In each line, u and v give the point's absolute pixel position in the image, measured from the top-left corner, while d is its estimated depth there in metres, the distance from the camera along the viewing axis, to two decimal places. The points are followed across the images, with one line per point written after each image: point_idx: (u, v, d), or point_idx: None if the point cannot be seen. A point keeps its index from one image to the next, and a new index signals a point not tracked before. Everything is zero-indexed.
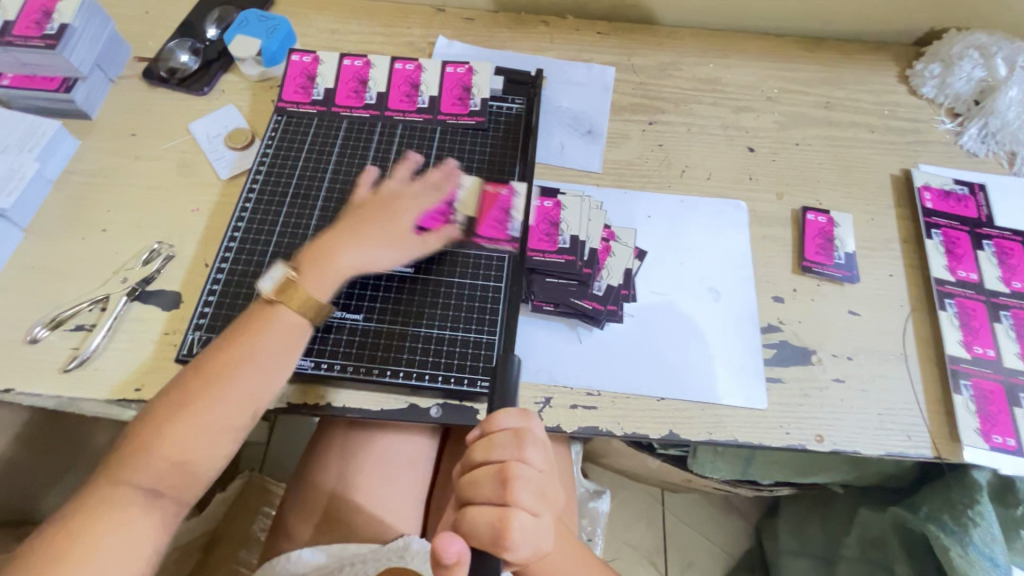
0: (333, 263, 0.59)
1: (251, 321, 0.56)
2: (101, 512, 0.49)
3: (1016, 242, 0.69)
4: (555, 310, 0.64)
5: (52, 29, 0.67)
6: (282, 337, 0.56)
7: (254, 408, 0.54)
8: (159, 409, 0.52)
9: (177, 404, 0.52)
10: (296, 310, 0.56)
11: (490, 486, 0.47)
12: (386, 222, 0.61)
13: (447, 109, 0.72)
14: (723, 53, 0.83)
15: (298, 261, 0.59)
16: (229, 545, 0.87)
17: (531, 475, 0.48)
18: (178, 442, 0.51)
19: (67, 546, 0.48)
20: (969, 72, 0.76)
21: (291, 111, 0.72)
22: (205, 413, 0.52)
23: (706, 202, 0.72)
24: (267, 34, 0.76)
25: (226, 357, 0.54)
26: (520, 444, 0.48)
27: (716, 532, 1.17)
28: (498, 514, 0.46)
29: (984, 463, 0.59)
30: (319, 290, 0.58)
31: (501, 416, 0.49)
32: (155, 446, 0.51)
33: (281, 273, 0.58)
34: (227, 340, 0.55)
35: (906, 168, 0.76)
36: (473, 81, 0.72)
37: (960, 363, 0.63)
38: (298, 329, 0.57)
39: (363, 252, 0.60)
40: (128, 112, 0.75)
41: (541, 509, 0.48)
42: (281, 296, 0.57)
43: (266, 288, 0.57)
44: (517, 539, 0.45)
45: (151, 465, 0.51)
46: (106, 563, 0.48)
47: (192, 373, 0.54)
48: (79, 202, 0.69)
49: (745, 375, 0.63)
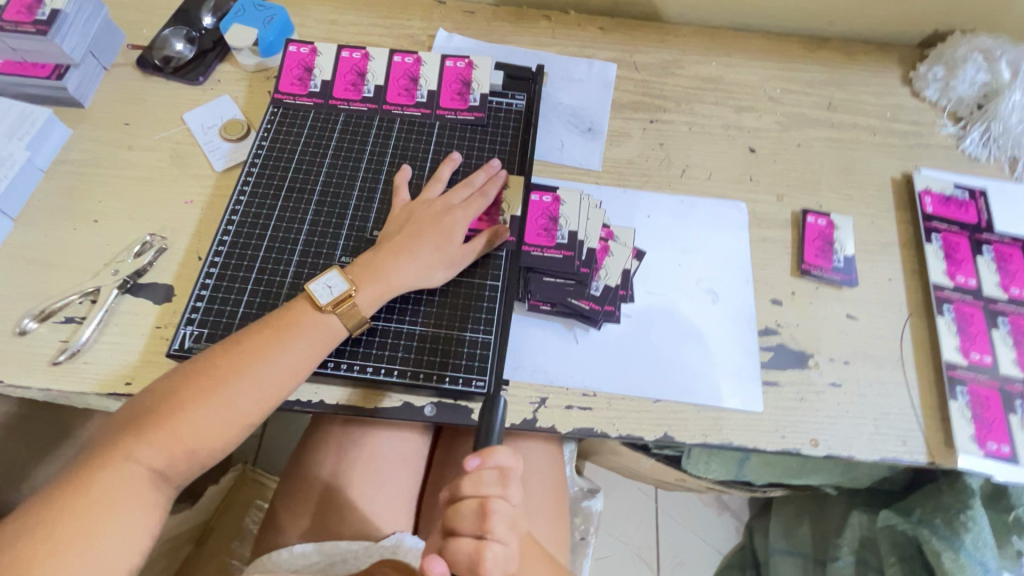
0: (385, 277, 0.58)
1: (290, 317, 0.56)
2: (106, 492, 0.47)
3: (1016, 248, 0.68)
4: (552, 309, 0.63)
5: (44, 15, 0.66)
6: (320, 336, 0.55)
7: (253, 402, 0.53)
8: (176, 391, 0.51)
9: (199, 387, 0.52)
10: (342, 320, 0.56)
11: (471, 519, 0.49)
12: (440, 233, 0.61)
13: (446, 104, 0.71)
14: (725, 52, 0.82)
15: (352, 271, 0.59)
16: (220, 540, 0.89)
17: (507, 509, 0.50)
18: (194, 425, 0.51)
19: (63, 527, 0.45)
20: (973, 76, 0.75)
21: (288, 102, 0.70)
22: (226, 400, 0.52)
23: (706, 202, 0.72)
24: (264, 24, 0.75)
25: (250, 347, 0.54)
26: (504, 482, 0.50)
27: (707, 531, 1.18)
28: (475, 547, 0.48)
29: (978, 470, 0.59)
30: (370, 301, 0.57)
31: (496, 452, 0.50)
32: (170, 428, 0.50)
33: (337, 280, 0.57)
34: (260, 331, 0.55)
35: (907, 172, 0.75)
36: (473, 76, 0.71)
37: (957, 369, 0.62)
38: (338, 335, 0.56)
39: (411, 267, 0.59)
40: (121, 101, 0.73)
41: (512, 540, 0.50)
42: (335, 307, 0.56)
43: (318, 296, 0.57)
44: (489, 568, 0.48)
45: (164, 447, 0.50)
46: (111, 540, 0.47)
47: (214, 359, 0.53)
48: (70, 192, 0.67)
49: (743, 378, 0.62)
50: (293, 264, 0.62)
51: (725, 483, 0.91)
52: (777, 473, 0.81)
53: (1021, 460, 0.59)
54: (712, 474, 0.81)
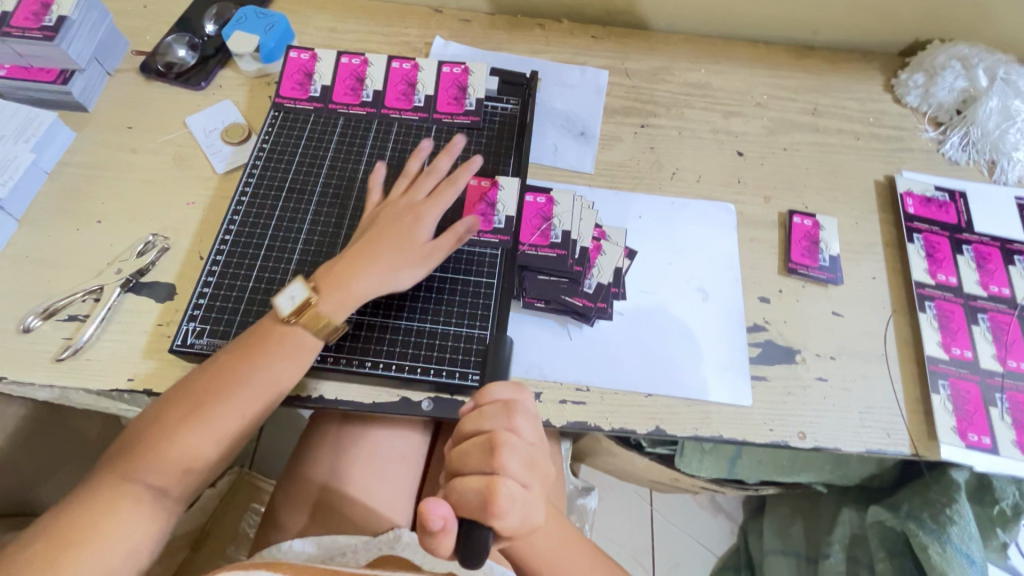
0: (347, 285, 0.58)
1: (274, 322, 0.57)
2: (107, 509, 0.50)
3: (994, 247, 0.71)
4: (546, 307, 0.65)
5: (51, 21, 0.67)
6: (305, 340, 0.57)
7: (240, 418, 0.54)
8: (164, 416, 0.53)
9: (185, 411, 0.53)
10: (310, 329, 0.57)
11: (480, 455, 0.48)
12: (403, 233, 0.61)
13: (442, 108, 0.73)
14: (713, 59, 0.85)
15: (314, 280, 0.59)
16: (216, 542, 0.88)
17: (519, 445, 0.49)
18: (185, 445, 0.52)
19: (67, 544, 0.48)
20: (952, 82, 0.78)
21: (288, 107, 0.72)
22: (221, 406, 0.54)
23: (695, 204, 0.74)
24: (265, 31, 0.77)
25: (243, 355, 0.55)
26: (510, 413, 0.49)
27: (702, 532, 1.19)
28: (486, 481, 0.46)
29: (961, 461, 0.61)
30: (333, 308, 0.58)
31: (494, 387, 0.51)
32: (162, 451, 0.52)
33: (299, 291, 0.58)
34: (240, 349, 0.56)
35: (889, 175, 0.78)
36: (469, 81, 0.73)
37: (939, 364, 0.64)
38: (312, 347, 0.57)
39: (377, 271, 0.59)
40: (125, 106, 0.75)
41: (528, 481, 0.48)
42: (297, 316, 0.57)
43: (281, 308, 0.57)
44: (504, 505, 0.46)
45: (159, 469, 0.52)
46: (118, 546, 0.49)
47: (198, 381, 0.54)
48: (74, 194, 0.69)
49: (732, 373, 0.64)
50: (293, 263, 0.64)
51: (717, 482, 0.92)
52: (768, 470, 0.83)
53: (1001, 451, 0.61)
54: (704, 472, 0.83)
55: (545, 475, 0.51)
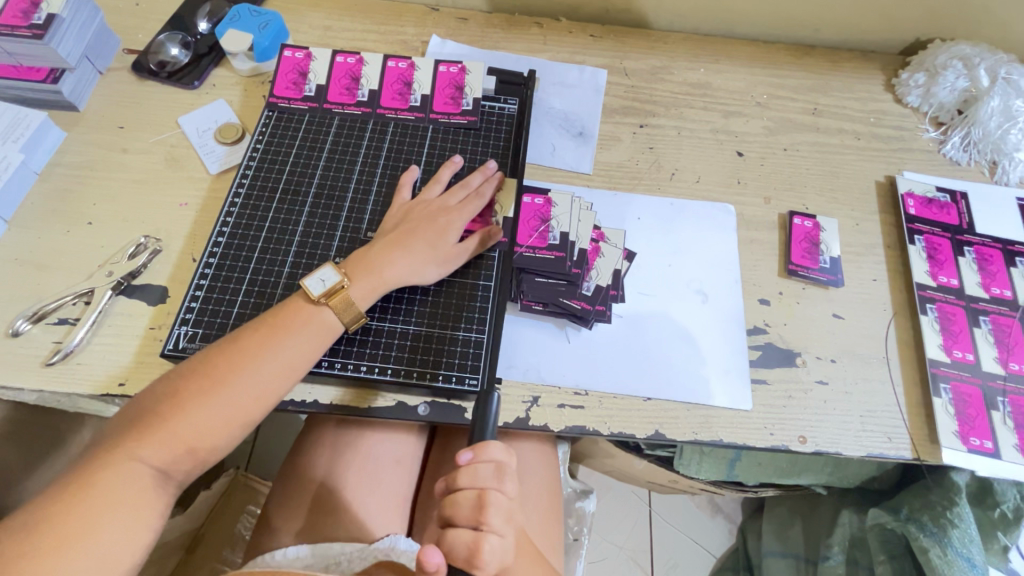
0: (379, 271, 0.59)
1: (287, 313, 0.56)
2: (107, 488, 0.47)
3: (996, 249, 0.70)
4: (544, 309, 0.64)
5: (40, 19, 0.66)
6: (316, 334, 0.56)
7: (252, 400, 0.53)
8: (176, 391, 0.51)
9: (197, 387, 0.52)
10: (338, 314, 0.57)
11: (468, 509, 0.48)
12: (435, 232, 0.62)
13: (439, 108, 0.72)
14: (713, 58, 0.84)
15: (346, 266, 0.59)
16: (211, 544, 0.89)
17: (504, 503, 0.49)
18: (195, 424, 0.51)
19: (63, 524, 0.45)
20: (953, 82, 0.77)
21: (283, 106, 0.71)
22: (227, 399, 0.52)
23: (695, 205, 0.73)
24: (259, 30, 0.76)
25: (249, 347, 0.54)
26: (501, 477, 0.49)
27: (700, 533, 1.19)
28: (473, 537, 0.47)
29: (962, 465, 0.60)
30: (363, 295, 0.58)
31: (490, 446, 0.50)
32: (171, 427, 0.50)
33: (330, 274, 0.58)
34: (258, 327, 0.55)
35: (890, 175, 0.77)
36: (465, 81, 0.73)
37: (940, 367, 0.64)
38: (334, 330, 0.57)
39: (406, 262, 0.60)
40: (116, 105, 0.74)
41: (508, 533, 0.50)
42: (327, 299, 0.57)
43: (312, 289, 0.57)
44: (487, 560, 0.47)
45: (164, 446, 0.50)
46: (113, 537, 0.47)
47: (213, 358, 0.53)
48: (64, 195, 0.68)
49: (733, 377, 0.63)
50: (287, 265, 0.63)
51: (716, 483, 0.92)
52: (767, 473, 0.83)
53: (1004, 455, 0.60)
54: (702, 474, 0.83)
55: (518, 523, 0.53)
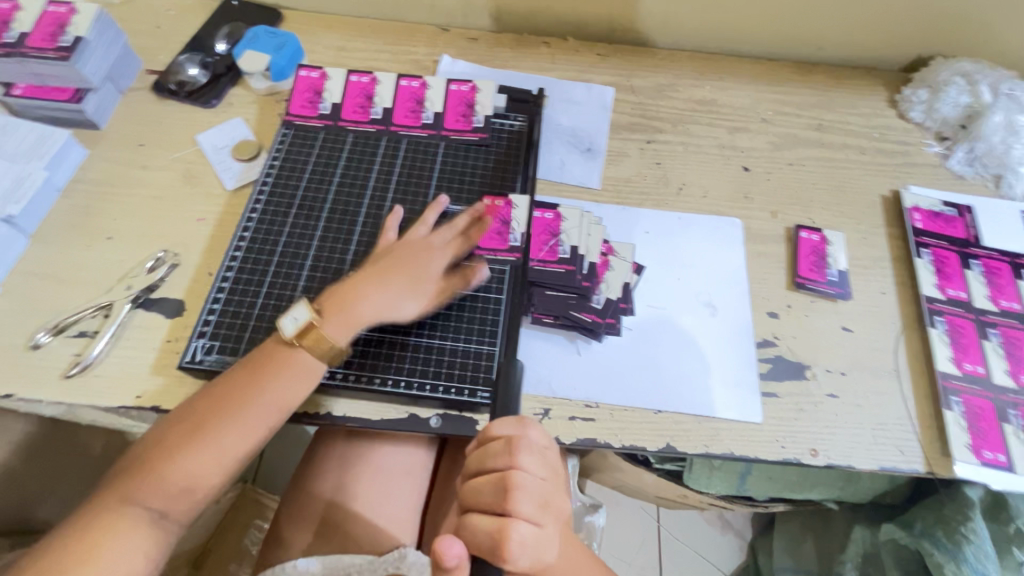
0: (352, 309, 0.59)
1: (286, 347, 0.57)
2: (118, 512, 0.50)
3: (1003, 262, 0.71)
4: (554, 322, 0.65)
5: (67, 41, 0.68)
6: (298, 373, 0.56)
7: (252, 429, 0.54)
8: (183, 421, 0.54)
9: (201, 418, 0.54)
10: (313, 352, 0.57)
11: (490, 493, 0.47)
12: (414, 270, 0.62)
13: (451, 125, 0.73)
14: (718, 76, 0.86)
15: (319, 305, 0.59)
16: (218, 559, 0.90)
17: (529, 484, 0.47)
18: (197, 452, 0.53)
19: (77, 547, 0.48)
20: (956, 98, 0.79)
21: (298, 124, 0.73)
22: (219, 438, 0.53)
23: (702, 219, 0.74)
24: (277, 50, 0.78)
25: (241, 384, 0.55)
26: (513, 452, 0.47)
27: (710, 550, 1.17)
28: (498, 522, 0.45)
29: (976, 478, 0.60)
30: (338, 333, 0.58)
31: (496, 423, 0.49)
32: (177, 454, 0.52)
33: (303, 313, 0.58)
34: (258, 359, 0.56)
35: (896, 189, 0.78)
36: (476, 99, 0.74)
37: (951, 380, 0.64)
38: (314, 369, 0.57)
39: (380, 300, 0.60)
40: (137, 123, 0.76)
41: (540, 518, 0.47)
42: (300, 338, 0.57)
43: (285, 329, 0.57)
44: (517, 546, 0.45)
45: (172, 473, 0.52)
46: (112, 572, 0.48)
47: (218, 388, 0.55)
48: (85, 211, 0.69)
49: (743, 390, 0.64)
50: (303, 279, 0.64)
51: (726, 498, 0.91)
52: (777, 487, 0.83)
53: (1018, 469, 0.60)
54: (712, 489, 0.83)
55: (558, 508, 0.49)
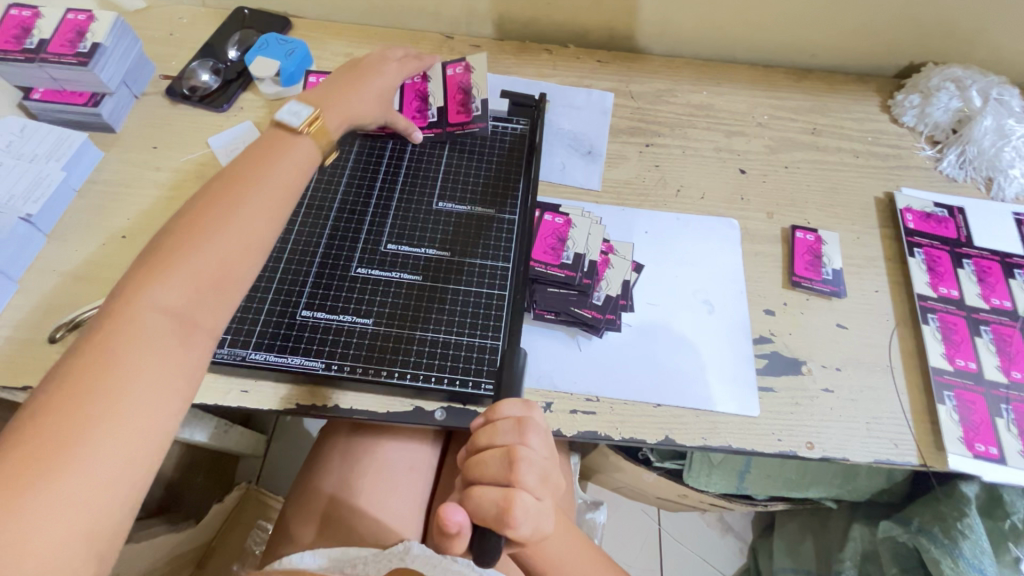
0: (340, 111, 0.61)
1: (253, 165, 0.53)
2: (129, 361, 0.40)
3: (994, 262, 0.72)
4: (556, 318, 0.67)
5: (85, 48, 0.71)
6: (302, 157, 0.56)
7: (251, 231, 0.49)
8: (148, 269, 0.44)
9: (165, 259, 0.45)
10: (316, 141, 0.58)
11: (496, 466, 0.47)
12: (381, 81, 0.67)
13: (453, 119, 0.75)
14: (715, 82, 0.88)
15: (318, 108, 0.60)
16: (223, 559, 0.93)
17: (535, 459, 0.48)
18: (191, 271, 0.45)
19: (82, 409, 0.38)
20: (947, 103, 0.81)
21: None
22: (223, 227, 0.47)
23: (700, 219, 0.76)
24: (286, 56, 0.81)
25: (199, 216, 0.47)
26: (522, 430, 0.49)
27: (711, 551, 1.18)
28: (503, 492, 0.46)
29: (969, 471, 0.61)
30: (332, 125, 0.60)
31: (504, 405, 0.51)
32: (154, 292, 0.43)
33: (299, 108, 0.58)
34: (217, 195, 0.49)
35: (889, 191, 0.80)
36: (473, 83, 0.76)
37: (944, 375, 0.65)
38: (314, 156, 0.57)
39: (358, 101, 0.63)
40: (150, 127, 0.78)
41: (543, 493, 0.48)
42: (307, 126, 0.57)
43: (289, 121, 0.57)
44: (520, 517, 0.45)
45: (169, 306, 0.43)
46: (132, 433, 0.39)
47: (176, 237, 0.46)
48: (101, 210, 0.72)
49: (739, 383, 0.65)
50: (312, 274, 0.66)
51: (726, 497, 0.92)
52: (777, 485, 0.84)
53: (1009, 462, 0.61)
54: (712, 487, 0.85)
55: (558, 488, 0.51)
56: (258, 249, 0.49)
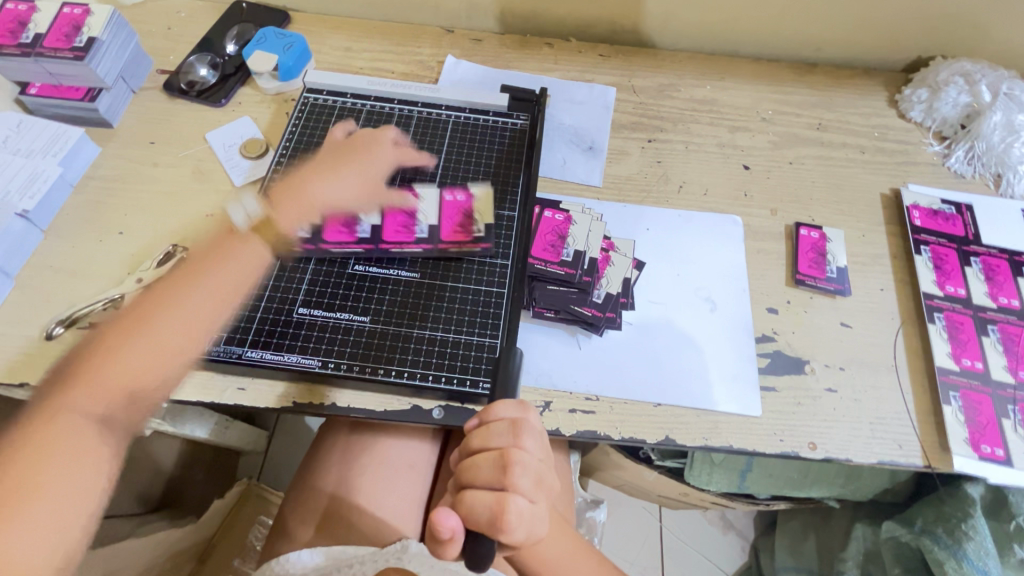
0: (306, 196, 0.65)
1: (196, 262, 0.59)
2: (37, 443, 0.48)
3: (1002, 259, 0.71)
4: (556, 316, 0.66)
5: (81, 42, 0.70)
6: (250, 258, 0.61)
7: (183, 330, 0.55)
8: (103, 349, 0.52)
9: (119, 338, 0.53)
10: (265, 241, 0.63)
11: (490, 469, 0.47)
12: (362, 162, 0.68)
13: (448, 237, 0.66)
14: (719, 76, 0.87)
15: (274, 198, 0.66)
16: (223, 554, 0.91)
17: (529, 462, 0.48)
18: (124, 363, 0.52)
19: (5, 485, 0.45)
20: (956, 98, 0.80)
21: (278, 252, 0.64)
22: (162, 321, 0.55)
23: (703, 216, 0.75)
24: (284, 50, 0.80)
25: (138, 313, 0.55)
26: (516, 433, 0.49)
27: (712, 550, 1.17)
28: (497, 496, 0.45)
29: (974, 472, 0.60)
30: (289, 219, 0.64)
31: (499, 406, 0.51)
32: (100, 379, 0.51)
33: (253, 204, 0.67)
34: (165, 289, 0.57)
35: (895, 188, 0.78)
36: (475, 208, 0.68)
37: (949, 375, 0.64)
38: (263, 257, 0.62)
39: (331, 186, 0.66)
40: (148, 122, 0.78)
41: (537, 497, 0.47)
42: (251, 227, 0.63)
43: (235, 218, 0.65)
44: (514, 522, 0.45)
45: (91, 396, 0.50)
46: (63, 498, 0.47)
47: (105, 339, 0.53)
48: (98, 206, 0.71)
49: (740, 383, 0.64)
50: (309, 270, 0.65)
51: (728, 496, 0.92)
52: (779, 484, 0.83)
53: (1016, 463, 0.60)
54: (713, 486, 0.85)
55: (553, 492, 0.51)
56: (193, 344, 0.56)
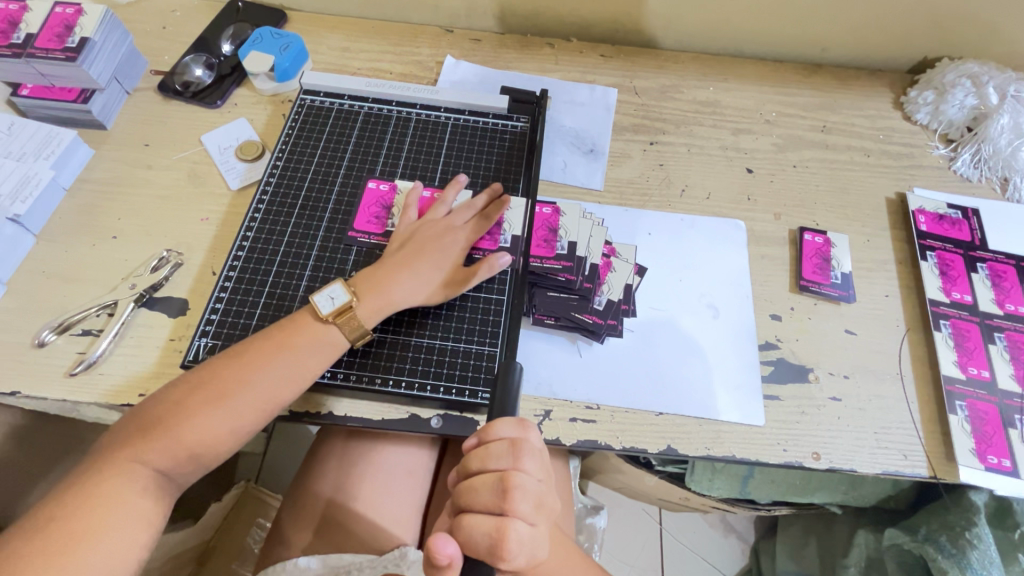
0: (386, 291, 0.59)
1: (292, 330, 0.56)
2: (106, 489, 0.49)
3: (1009, 265, 0.70)
4: (556, 323, 0.65)
5: (74, 42, 0.69)
6: (326, 347, 0.56)
7: (261, 402, 0.54)
8: (179, 404, 0.52)
9: (204, 397, 0.52)
10: (344, 331, 0.57)
11: (490, 494, 0.46)
12: (441, 253, 0.62)
13: (533, 250, 0.66)
14: (722, 77, 0.85)
15: (353, 283, 0.60)
16: (222, 557, 0.91)
17: (530, 485, 0.47)
18: (199, 430, 0.52)
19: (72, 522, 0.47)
20: (962, 100, 0.78)
21: (361, 242, 0.66)
22: (242, 390, 0.53)
23: (706, 221, 0.74)
24: (281, 51, 0.78)
25: (229, 371, 0.54)
26: (516, 454, 0.47)
27: (712, 553, 1.17)
28: (496, 522, 0.45)
29: (981, 483, 0.59)
30: (370, 312, 0.58)
31: (499, 425, 0.49)
32: (173, 433, 0.51)
33: (339, 291, 0.58)
34: (262, 345, 0.55)
35: (901, 192, 0.77)
36: (561, 223, 0.68)
37: (955, 384, 0.63)
38: (341, 346, 0.57)
39: (410, 283, 0.60)
40: (142, 123, 0.77)
41: (536, 519, 0.47)
42: (335, 317, 0.57)
43: (320, 307, 0.57)
44: (513, 548, 0.45)
45: (165, 451, 0.51)
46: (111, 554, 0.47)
47: (190, 394, 0.52)
48: (91, 210, 0.70)
49: (743, 392, 0.63)
50: (305, 278, 0.64)
51: (729, 501, 0.91)
52: (781, 490, 0.82)
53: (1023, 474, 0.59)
54: (715, 491, 0.83)
55: (553, 508, 0.50)
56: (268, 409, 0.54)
